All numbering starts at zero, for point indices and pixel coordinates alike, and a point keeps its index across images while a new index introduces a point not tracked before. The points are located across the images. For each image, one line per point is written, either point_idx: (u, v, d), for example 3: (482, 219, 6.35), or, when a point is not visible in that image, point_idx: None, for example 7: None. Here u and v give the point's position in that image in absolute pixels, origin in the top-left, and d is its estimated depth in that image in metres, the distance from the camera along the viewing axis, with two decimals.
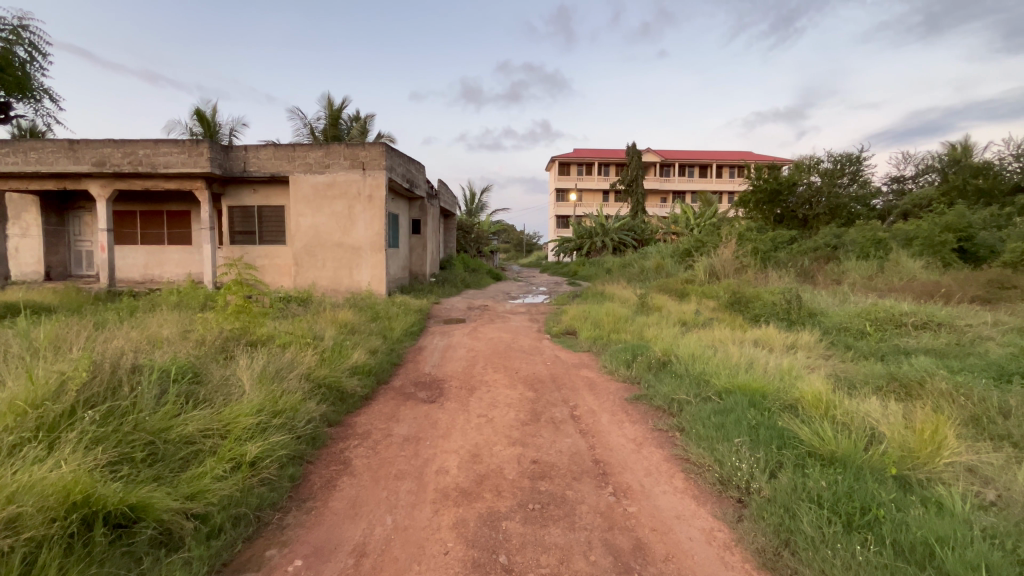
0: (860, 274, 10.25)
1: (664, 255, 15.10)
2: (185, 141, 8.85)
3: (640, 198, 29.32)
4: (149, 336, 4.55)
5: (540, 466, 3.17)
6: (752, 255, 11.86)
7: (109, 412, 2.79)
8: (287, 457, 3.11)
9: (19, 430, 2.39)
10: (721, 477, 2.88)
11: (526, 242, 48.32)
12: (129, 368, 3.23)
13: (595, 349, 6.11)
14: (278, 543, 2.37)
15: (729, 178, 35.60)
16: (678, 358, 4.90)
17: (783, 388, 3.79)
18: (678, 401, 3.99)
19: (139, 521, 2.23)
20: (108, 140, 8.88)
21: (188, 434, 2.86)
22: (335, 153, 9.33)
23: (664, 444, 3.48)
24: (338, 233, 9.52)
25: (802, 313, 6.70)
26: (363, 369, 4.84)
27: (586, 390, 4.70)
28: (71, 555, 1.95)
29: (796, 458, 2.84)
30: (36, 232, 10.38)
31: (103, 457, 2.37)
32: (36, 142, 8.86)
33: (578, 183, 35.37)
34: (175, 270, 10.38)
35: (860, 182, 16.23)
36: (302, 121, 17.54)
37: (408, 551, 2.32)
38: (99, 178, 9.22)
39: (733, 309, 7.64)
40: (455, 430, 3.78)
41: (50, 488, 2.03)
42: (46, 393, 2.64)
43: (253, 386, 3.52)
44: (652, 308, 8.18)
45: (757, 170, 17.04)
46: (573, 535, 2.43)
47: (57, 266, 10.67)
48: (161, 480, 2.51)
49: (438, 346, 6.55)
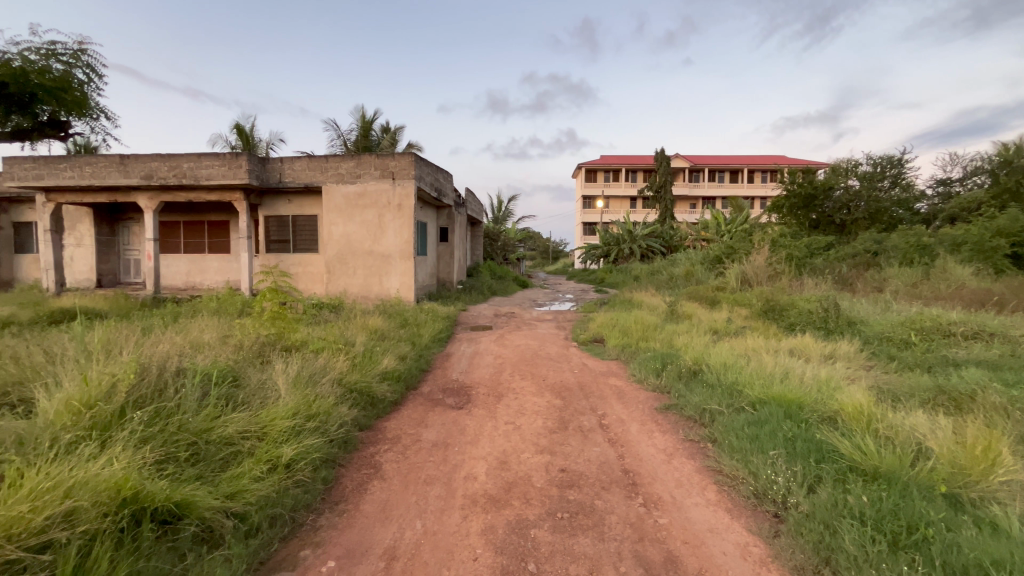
0: (904, 281, 9.81)
1: (694, 261, 14.82)
2: (226, 154, 9.25)
3: (669, 204, 28.76)
4: (192, 341, 4.76)
5: (568, 475, 3.15)
6: (786, 262, 11.52)
7: (156, 413, 2.94)
8: (320, 459, 3.19)
9: (75, 428, 2.54)
10: (756, 490, 2.80)
11: (553, 249, 48.25)
12: (173, 371, 3.41)
13: (623, 358, 6.02)
14: (312, 544, 2.44)
15: (760, 184, 34.84)
16: (710, 368, 4.79)
17: (822, 399, 3.65)
18: (710, 412, 3.91)
19: (183, 518, 2.33)
20: (154, 155, 9.38)
21: (228, 435, 2.97)
22: (366, 163, 9.59)
23: (696, 455, 3.40)
24: (369, 241, 9.74)
25: (840, 322, 6.47)
26: (393, 375, 4.92)
27: (615, 398, 4.65)
28: (121, 549, 2.05)
29: (836, 473, 2.73)
30: (89, 242, 11.03)
31: (151, 455, 2.49)
32: (91, 157, 9.45)
33: (605, 190, 35.21)
34: (215, 277, 10.89)
35: (903, 186, 15.70)
36: (335, 132, 18.15)
37: (437, 556, 2.34)
38: (146, 192, 9.73)
39: (767, 317, 7.40)
40: (482, 437, 3.79)
41: (102, 485, 2.13)
42: (99, 394, 2.79)
43: (289, 390, 3.64)
44: (682, 315, 8.05)
45: (791, 174, 16.53)
46: (602, 545, 2.40)
47: (107, 275, 11.31)
48: (203, 479, 2.62)
49: (466, 352, 6.62)
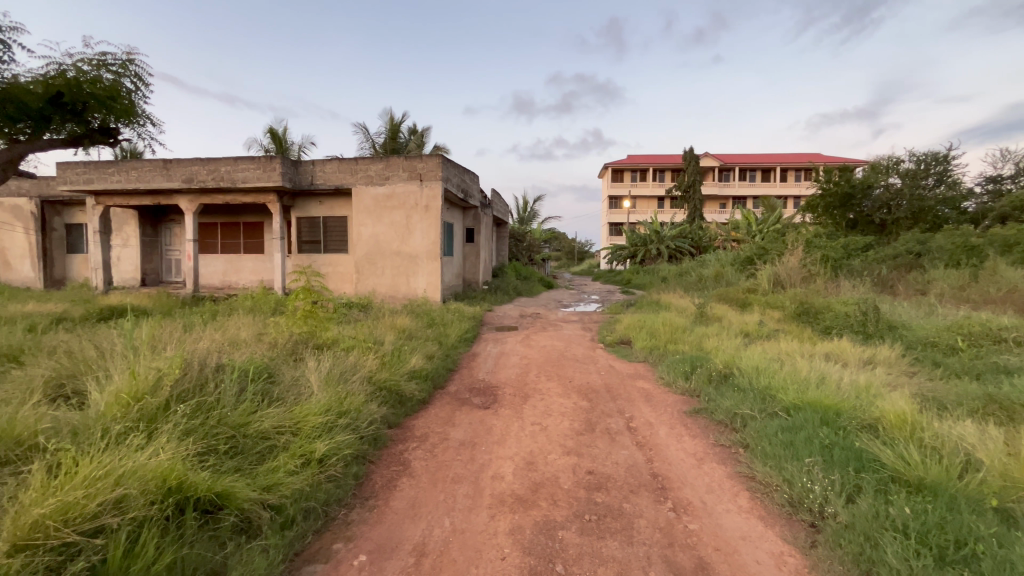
0: (950, 284, 9.34)
1: (724, 263, 14.47)
2: (261, 158, 9.56)
3: (698, 204, 28.21)
4: (230, 338, 4.94)
5: (596, 477, 3.13)
6: (822, 263, 11.14)
7: (197, 407, 3.07)
8: (352, 455, 3.26)
9: (124, 420, 2.68)
10: (791, 498, 2.72)
11: (579, 250, 48.04)
12: (213, 367, 3.55)
13: (651, 360, 5.94)
14: (344, 537, 2.50)
15: (794, 182, 33.80)
16: (741, 371, 4.68)
17: (861, 406, 3.52)
18: (741, 416, 3.82)
19: (223, 508, 2.42)
20: (195, 159, 9.78)
21: (264, 430, 3.08)
22: (395, 165, 9.75)
23: (727, 461, 3.33)
24: (397, 242, 9.89)
25: (881, 326, 6.21)
26: (421, 373, 4.99)
27: (643, 401, 4.59)
28: (166, 536, 2.15)
29: (876, 483, 2.63)
30: (135, 243, 11.58)
31: (193, 447, 2.60)
32: (136, 162, 9.92)
33: (632, 190, 34.79)
34: (250, 277, 11.26)
35: (949, 183, 14.75)
36: (364, 135, 18.51)
37: (466, 554, 2.36)
38: (187, 195, 10.14)
39: (802, 320, 7.17)
40: (509, 437, 3.81)
41: (150, 474, 2.24)
42: (146, 387, 2.93)
43: (321, 387, 3.74)
44: (711, 318, 7.87)
45: (828, 173, 16.13)
46: (630, 549, 2.38)
47: (151, 274, 11.85)
48: (241, 471, 2.72)
49: (492, 353, 6.65)
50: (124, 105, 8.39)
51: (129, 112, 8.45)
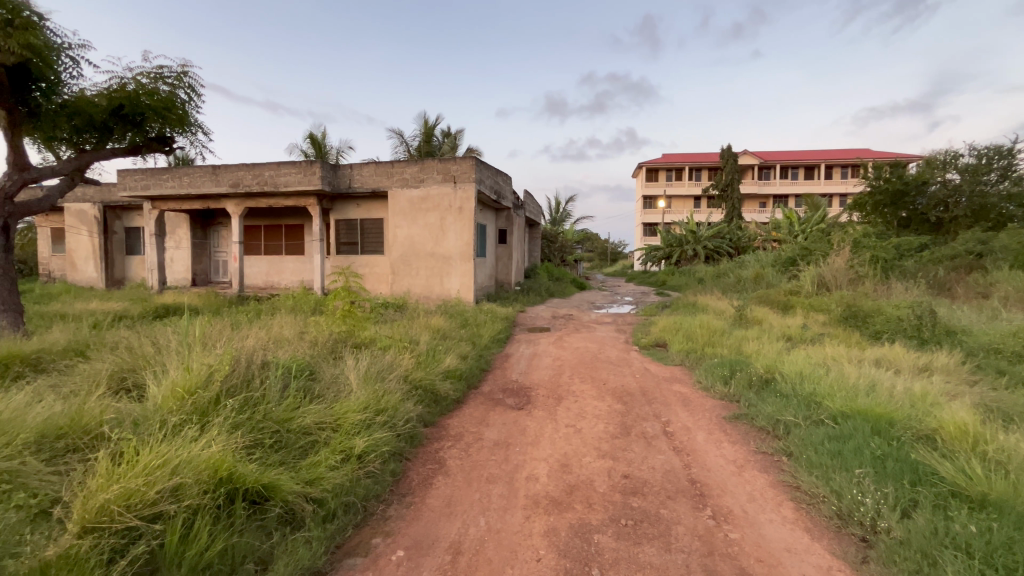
0: (1015, 286, 8.70)
1: (764, 264, 13.99)
2: (302, 163, 9.92)
3: (736, 203, 27.37)
4: (274, 336, 5.15)
5: (631, 481, 3.09)
6: (871, 264, 10.60)
7: (245, 401, 3.21)
8: (389, 452, 3.33)
9: (180, 412, 2.84)
10: (840, 510, 2.59)
11: (612, 251, 47.49)
12: (259, 364, 3.70)
13: (687, 364, 5.81)
14: (383, 532, 2.56)
15: (840, 179, 32.35)
16: (784, 377, 4.50)
17: (916, 416, 3.33)
18: (784, 423, 3.68)
19: (269, 500, 2.53)
20: (241, 164, 10.25)
21: (306, 425, 3.19)
22: (429, 168, 9.91)
23: (769, 469, 3.21)
24: (431, 243, 10.05)
25: (937, 330, 5.86)
26: (455, 373, 5.05)
27: (679, 405, 4.49)
28: (218, 523, 2.26)
29: (934, 498, 2.48)
30: (186, 245, 12.22)
31: (242, 440, 2.73)
32: (188, 168, 10.50)
33: (667, 189, 34.12)
34: (291, 277, 11.68)
35: (1014, 179, 13.65)
36: (400, 139, 18.92)
37: (501, 554, 2.37)
38: (234, 199, 10.62)
39: (849, 324, 6.84)
40: (544, 438, 3.80)
41: (203, 464, 2.36)
42: (199, 382, 3.09)
43: (359, 385, 3.83)
44: (751, 321, 7.62)
45: (877, 169, 15.46)
46: (669, 556, 2.32)
47: (200, 275, 12.47)
48: (285, 464, 2.83)
49: (525, 354, 6.65)
50: (179, 114, 8.00)
51: (183, 121, 8.12)
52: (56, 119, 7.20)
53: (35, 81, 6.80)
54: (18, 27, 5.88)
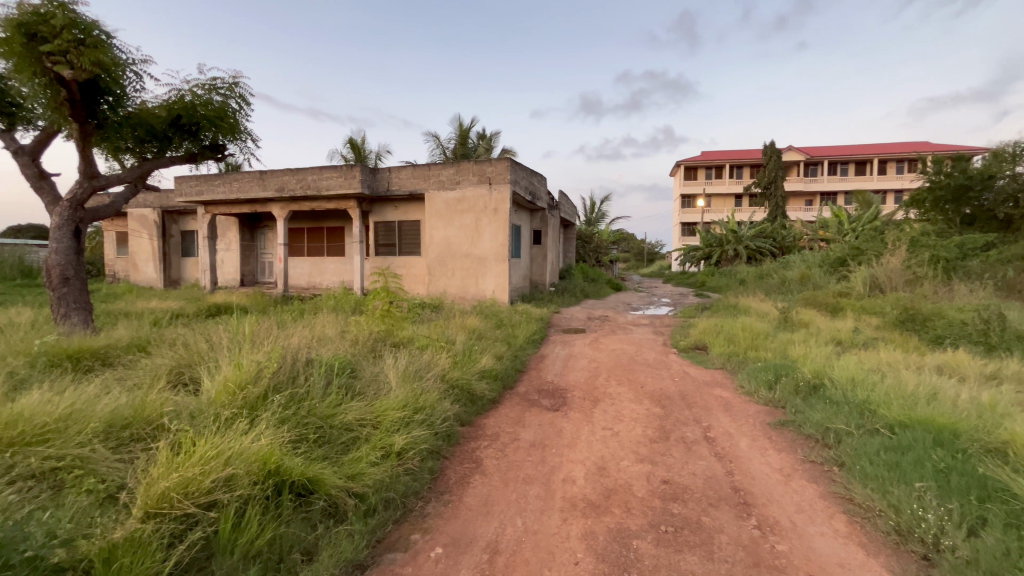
0: None
1: (812, 264, 13.36)
2: (343, 167, 10.25)
3: (780, 201, 26.26)
4: (317, 334, 5.34)
5: (671, 487, 3.01)
6: (930, 264, 9.94)
7: (291, 397, 3.34)
8: (427, 450, 3.38)
9: (231, 406, 2.98)
10: (898, 526, 2.44)
11: (648, 251, 46.56)
12: (304, 361, 3.84)
13: (728, 367, 5.63)
14: (421, 529, 2.60)
15: (894, 175, 30.56)
16: (833, 383, 4.29)
17: (984, 428, 3.10)
18: (835, 431, 3.50)
19: (314, 492, 2.62)
20: (286, 170, 10.68)
21: (348, 422, 3.28)
22: (465, 170, 10.02)
23: (819, 479, 3.07)
24: (467, 244, 10.16)
25: (1006, 336, 5.44)
26: (490, 373, 5.07)
27: (721, 410, 4.35)
28: (267, 513, 2.36)
29: (1007, 516, 2.30)
30: (235, 247, 12.84)
31: (289, 435, 2.84)
32: (238, 174, 11.04)
33: (706, 188, 33.17)
34: (332, 278, 12.07)
35: None
36: (436, 142, 19.22)
37: (538, 555, 2.37)
38: (279, 203, 11.08)
39: (906, 328, 6.43)
40: (580, 441, 3.77)
41: (252, 456, 2.47)
42: (249, 377, 3.24)
43: (398, 383, 3.91)
44: (797, 324, 7.29)
45: (937, 163, 14.50)
46: (711, 565, 2.26)
47: (248, 275, 13.07)
48: (329, 458, 2.93)
49: (560, 355, 6.62)
50: (231, 123, 8.40)
51: (233, 129, 8.52)
52: (121, 130, 7.68)
53: (103, 95, 7.30)
54: (88, 45, 6.30)
